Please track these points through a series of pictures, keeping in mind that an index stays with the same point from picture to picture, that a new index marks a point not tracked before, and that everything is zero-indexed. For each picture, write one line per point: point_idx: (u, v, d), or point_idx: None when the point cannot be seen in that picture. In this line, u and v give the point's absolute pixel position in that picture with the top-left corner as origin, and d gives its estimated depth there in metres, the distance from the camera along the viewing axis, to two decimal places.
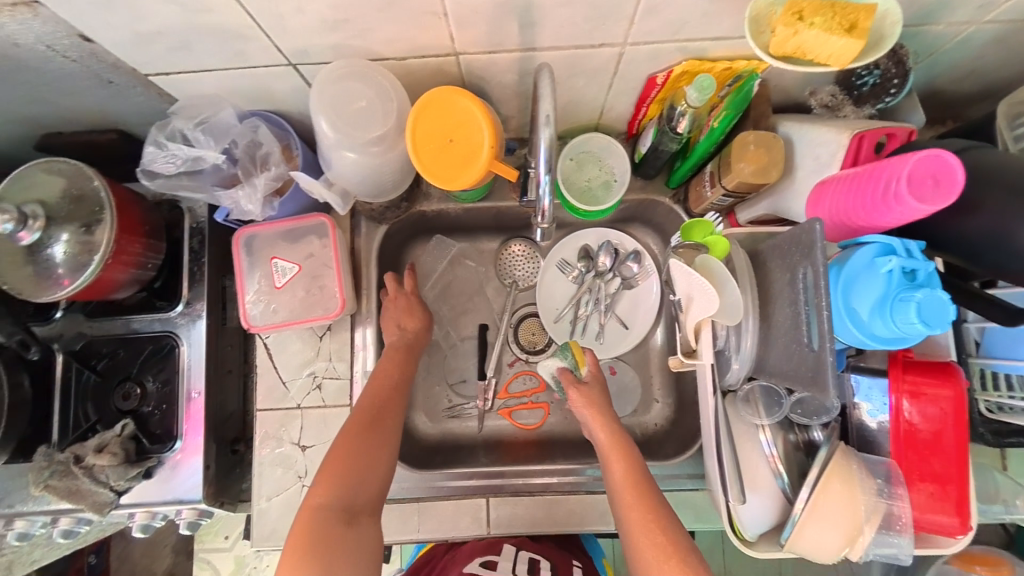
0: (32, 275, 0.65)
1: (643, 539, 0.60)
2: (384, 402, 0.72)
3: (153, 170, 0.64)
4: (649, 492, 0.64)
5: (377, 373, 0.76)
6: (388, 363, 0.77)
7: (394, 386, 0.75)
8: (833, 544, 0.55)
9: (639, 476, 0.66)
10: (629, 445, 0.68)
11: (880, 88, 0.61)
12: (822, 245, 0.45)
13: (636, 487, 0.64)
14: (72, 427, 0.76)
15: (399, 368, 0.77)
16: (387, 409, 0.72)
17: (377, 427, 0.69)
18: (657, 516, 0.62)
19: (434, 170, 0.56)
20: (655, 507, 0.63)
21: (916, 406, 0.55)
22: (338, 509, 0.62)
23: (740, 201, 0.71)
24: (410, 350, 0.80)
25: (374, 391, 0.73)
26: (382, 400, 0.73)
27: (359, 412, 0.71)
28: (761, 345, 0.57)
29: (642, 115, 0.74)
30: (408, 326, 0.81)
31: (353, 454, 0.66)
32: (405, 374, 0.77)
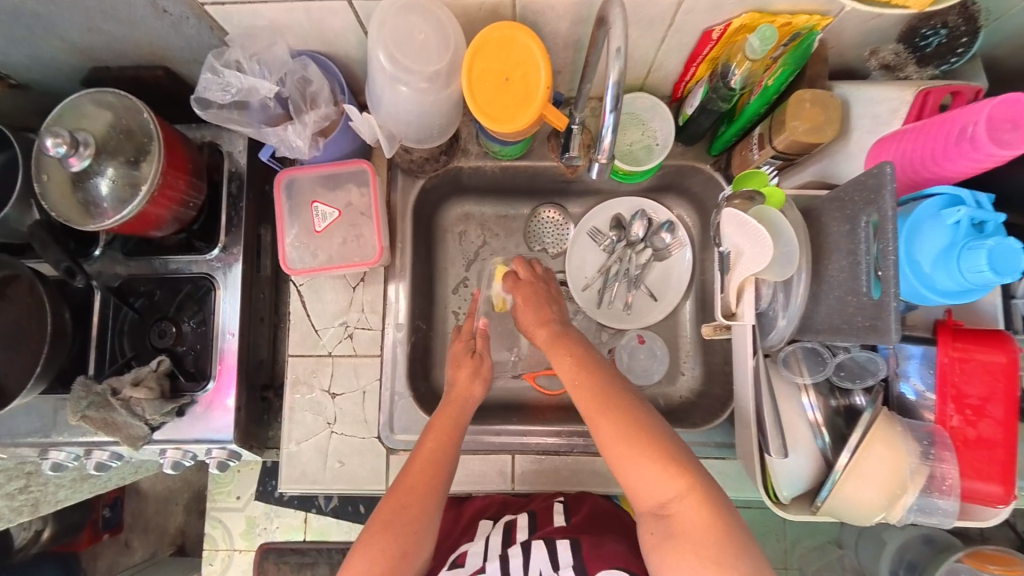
0: (81, 202, 0.66)
1: (604, 430, 0.58)
2: (426, 490, 0.61)
3: (204, 99, 0.63)
4: (605, 388, 0.60)
5: (421, 450, 0.64)
6: (436, 440, 0.65)
7: (439, 473, 0.62)
8: (872, 503, 0.55)
9: (597, 376, 0.62)
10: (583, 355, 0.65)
11: (946, 48, 0.60)
12: (891, 188, 0.45)
13: (596, 393, 0.60)
14: (110, 360, 0.78)
15: (448, 449, 0.64)
16: (427, 502, 0.61)
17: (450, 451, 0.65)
18: (615, 404, 0.58)
19: (487, 109, 0.58)
20: (610, 398, 0.59)
21: (967, 374, 0.54)
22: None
23: (786, 166, 0.68)
24: (462, 424, 0.67)
25: (416, 475, 0.62)
26: (424, 491, 0.61)
27: (397, 504, 0.60)
28: (810, 304, 0.56)
29: (690, 76, 0.73)
30: (466, 395, 0.69)
31: (383, 558, 0.57)
32: (454, 451, 0.65)
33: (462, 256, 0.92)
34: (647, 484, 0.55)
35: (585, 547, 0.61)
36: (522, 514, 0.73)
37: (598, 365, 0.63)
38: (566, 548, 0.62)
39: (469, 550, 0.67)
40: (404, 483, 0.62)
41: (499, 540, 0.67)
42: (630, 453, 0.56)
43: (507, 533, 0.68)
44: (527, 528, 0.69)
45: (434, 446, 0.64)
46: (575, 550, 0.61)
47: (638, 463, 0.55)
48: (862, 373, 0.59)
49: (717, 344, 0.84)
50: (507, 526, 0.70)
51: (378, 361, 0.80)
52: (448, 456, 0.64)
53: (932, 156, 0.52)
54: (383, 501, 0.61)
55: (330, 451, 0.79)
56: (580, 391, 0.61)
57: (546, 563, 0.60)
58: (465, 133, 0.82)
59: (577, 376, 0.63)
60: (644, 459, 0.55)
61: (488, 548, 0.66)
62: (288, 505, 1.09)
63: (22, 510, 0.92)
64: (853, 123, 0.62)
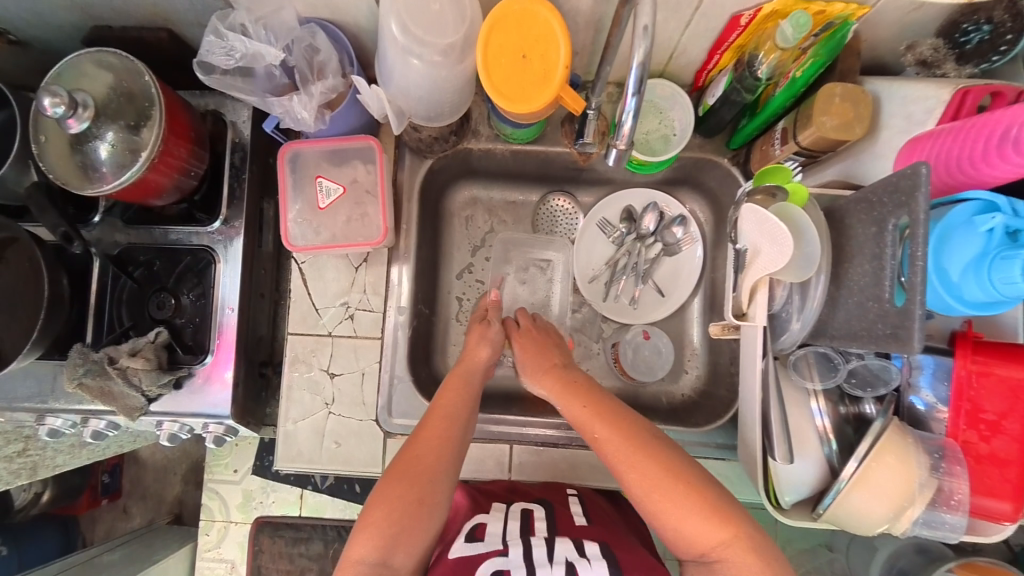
0: (78, 165, 0.64)
1: (637, 473, 0.56)
2: (443, 442, 0.62)
3: (207, 64, 0.60)
4: (630, 426, 0.59)
5: (438, 404, 0.66)
6: (451, 395, 0.67)
7: (456, 426, 0.64)
8: (878, 514, 0.54)
9: (615, 415, 0.61)
10: (587, 387, 0.66)
11: (988, 45, 0.57)
12: (926, 190, 0.42)
13: (593, 410, 0.62)
14: (107, 330, 0.76)
15: (464, 405, 0.66)
16: (444, 453, 0.62)
17: (468, 396, 0.68)
18: (642, 443, 0.58)
19: (502, 86, 0.55)
20: (605, 412, 0.62)
21: (984, 388, 0.52)
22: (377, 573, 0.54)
23: (811, 162, 0.65)
24: (475, 385, 0.69)
25: (434, 427, 0.63)
26: (439, 442, 0.62)
27: (415, 451, 0.61)
28: (827, 308, 0.54)
29: (713, 64, 0.69)
30: (478, 360, 0.72)
31: (401, 502, 0.57)
32: (470, 407, 0.67)
33: (468, 242, 0.90)
34: (690, 531, 0.53)
35: (620, 552, 0.59)
36: (539, 504, 0.69)
37: (601, 394, 0.65)
38: (595, 547, 0.59)
39: (488, 525, 0.63)
40: (422, 434, 0.63)
41: (519, 526, 0.63)
42: (663, 496, 0.54)
43: (526, 521, 0.64)
44: (546, 518, 0.65)
45: (452, 394, 0.67)
46: (605, 551, 0.59)
47: (679, 509, 0.53)
48: (874, 381, 0.58)
49: (724, 343, 0.82)
50: (523, 512, 0.66)
51: (378, 344, 0.79)
52: (464, 413, 0.66)
53: (969, 159, 0.49)
54: (400, 451, 0.62)
55: (327, 432, 0.78)
56: (596, 425, 0.61)
57: (574, 555, 0.57)
58: (476, 114, 0.80)
59: (593, 423, 0.61)
60: (682, 506, 0.53)
61: (507, 531, 0.62)
62: (284, 481, 1.09)
63: (20, 474, 0.92)
64: (884, 121, 0.59)
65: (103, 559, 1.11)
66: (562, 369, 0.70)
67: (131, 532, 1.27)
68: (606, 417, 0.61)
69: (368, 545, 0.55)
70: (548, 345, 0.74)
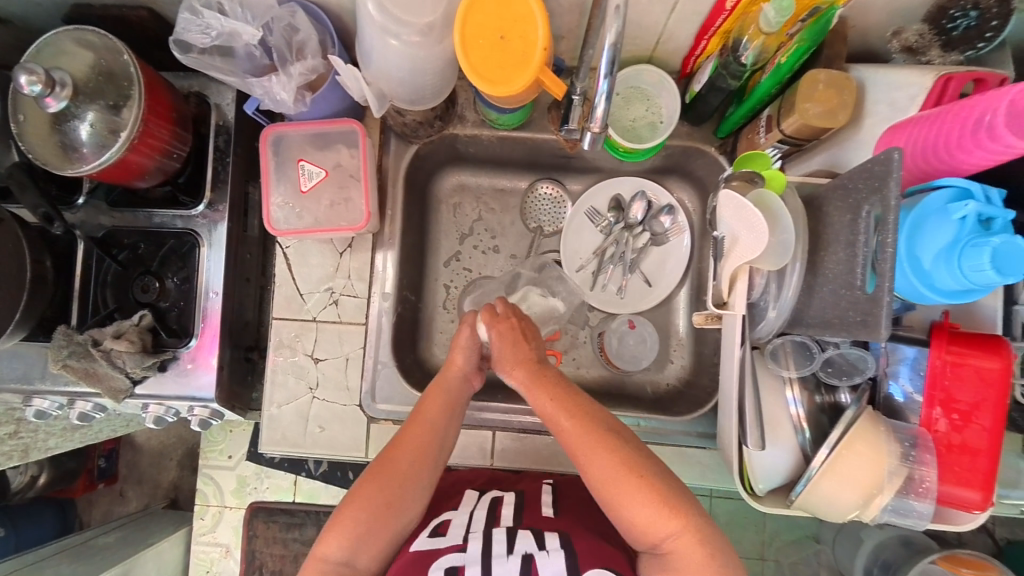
0: (59, 144, 0.64)
1: (597, 468, 0.56)
2: (419, 453, 0.62)
3: (184, 43, 0.60)
4: (595, 422, 0.59)
5: (417, 414, 0.65)
6: (432, 407, 0.65)
7: (432, 439, 0.63)
8: (847, 500, 0.55)
9: (580, 408, 0.60)
10: (548, 375, 0.64)
11: (975, 32, 0.56)
12: (898, 176, 0.42)
13: (555, 398, 0.61)
14: (92, 311, 0.77)
15: (443, 418, 0.65)
16: (417, 464, 0.62)
17: (453, 411, 0.67)
18: (606, 437, 0.57)
19: (481, 69, 0.54)
20: (572, 400, 0.61)
21: (958, 379, 0.52)
22: (340, 568, 0.56)
23: (796, 151, 0.65)
24: (458, 397, 0.68)
25: (410, 440, 0.63)
26: (416, 453, 0.62)
27: (389, 460, 0.61)
28: (803, 296, 0.54)
29: (700, 50, 0.68)
30: (461, 371, 0.69)
31: (369, 507, 0.58)
32: (449, 419, 0.66)
33: (455, 229, 0.89)
34: (643, 523, 0.54)
35: (577, 542, 0.59)
36: (509, 492, 0.70)
37: (562, 381, 0.64)
38: (555, 538, 0.59)
39: (453, 520, 0.64)
40: (396, 444, 0.62)
41: (484, 515, 0.64)
42: (621, 491, 0.55)
43: (493, 510, 0.65)
44: (513, 505, 0.67)
45: (440, 407, 0.65)
46: (564, 541, 0.59)
47: (633, 502, 0.54)
48: (850, 370, 0.58)
49: (709, 333, 0.82)
50: (491, 501, 0.67)
51: (363, 330, 0.79)
52: (441, 425, 0.65)
53: (946, 146, 0.49)
54: (376, 458, 0.62)
55: (311, 416, 0.78)
56: (565, 420, 0.60)
57: (532, 546, 0.57)
58: (463, 99, 0.79)
59: (559, 420, 0.60)
60: (636, 499, 0.54)
61: (471, 522, 0.63)
62: (277, 467, 1.10)
63: (14, 454, 0.92)
64: (868, 109, 0.59)
65: (97, 542, 1.13)
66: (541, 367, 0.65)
67: (127, 515, 1.29)
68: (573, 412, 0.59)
69: (336, 544, 0.56)
70: (525, 337, 0.69)
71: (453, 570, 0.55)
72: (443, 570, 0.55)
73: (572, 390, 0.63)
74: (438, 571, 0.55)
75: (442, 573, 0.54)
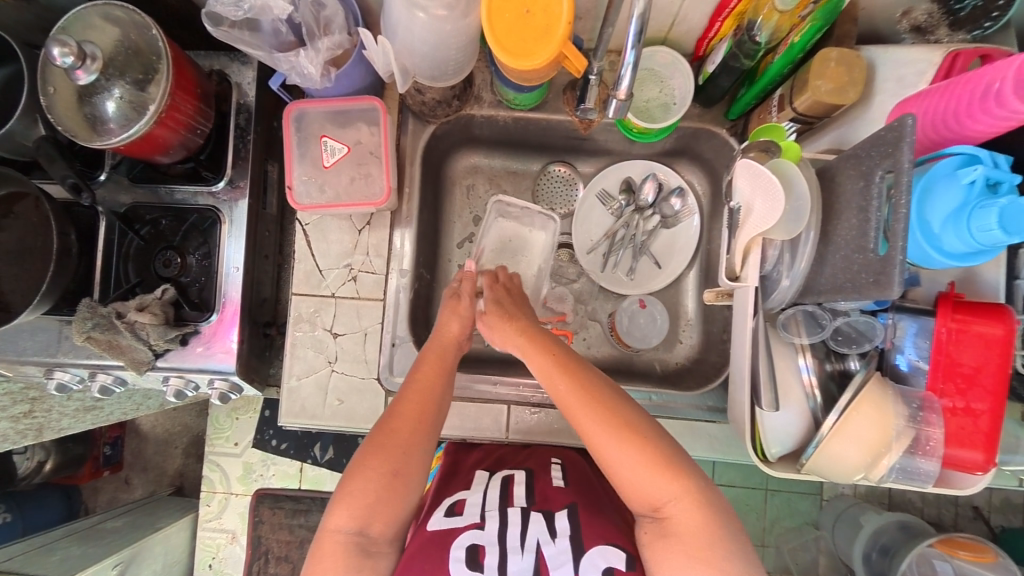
0: (86, 117, 0.65)
1: (595, 430, 0.58)
2: (418, 416, 0.63)
3: (215, 15, 0.61)
4: (597, 390, 0.60)
5: (412, 382, 0.66)
6: (429, 369, 0.67)
7: (430, 403, 0.64)
8: (854, 458, 0.57)
9: (578, 376, 0.62)
10: (547, 339, 0.68)
11: (981, 12, 0.58)
12: (911, 140, 0.44)
13: (554, 364, 0.64)
14: (115, 284, 0.78)
15: (437, 384, 0.66)
16: (416, 429, 0.62)
17: (444, 371, 0.68)
18: (604, 400, 0.59)
19: (505, 42, 0.57)
20: (568, 365, 0.63)
21: (960, 344, 0.54)
22: (355, 540, 0.57)
23: (807, 129, 0.67)
24: (449, 362, 0.70)
25: (407, 405, 0.64)
26: (415, 415, 0.63)
27: (389, 429, 0.62)
28: (815, 266, 0.56)
29: (714, 32, 0.70)
30: (454, 340, 0.72)
31: (378, 476, 0.58)
32: (445, 386, 0.67)
33: (469, 211, 0.91)
34: (639, 483, 0.55)
35: (583, 520, 0.60)
36: (519, 471, 0.71)
37: (559, 349, 0.67)
38: (565, 518, 0.60)
39: (467, 500, 0.65)
40: (394, 410, 0.63)
41: (497, 494, 0.65)
42: (624, 452, 0.56)
43: (506, 488, 0.66)
44: (524, 484, 0.67)
45: (429, 367, 0.68)
46: (573, 521, 0.60)
47: (630, 461, 0.56)
48: (859, 339, 0.60)
49: (717, 311, 0.84)
50: (503, 479, 0.68)
51: (381, 305, 0.81)
52: (437, 389, 0.66)
53: (955, 114, 0.51)
54: (375, 427, 0.63)
55: (330, 389, 0.80)
56: (556, 384, 0.62)
57: (543, 533, 0.58)
58: (479, 80, 0.81)
59: (554, 379, 0.63)
60: (637, 458, 0.56)
61: (486, 501, 0.64)
62: (283, 454, 1.12)
63: (27, 433, 0.93)
64: (877, 87, 0.61)
65: (106, 526, 1.14)
66: (528, 328, 0.70)
67: (133, 502, 1.30)
68: (570, 378, 0.62)
69: (348, 516, 0.57)
70: (519, 305, 0.75)
71: (474, 549, 0.56)
72: (464, 549, 0.56)
73: (566, 357, 0.65)
74: (458, 550, 0.56)
75: (463, 552, 0.56)
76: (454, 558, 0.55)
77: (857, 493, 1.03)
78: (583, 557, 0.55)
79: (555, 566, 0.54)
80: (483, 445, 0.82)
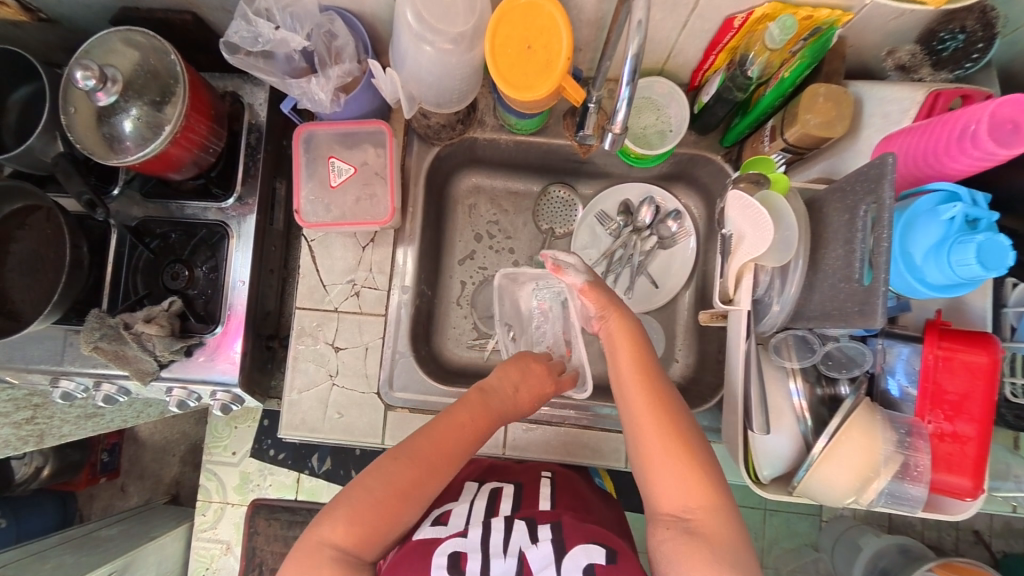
0: (104, 136, 0.68)
1: (648, 424, 0.58)
2: (450, 457, 0.63)
3: (232, 44, 0.65)
4: (669, 402, 0.60)
5: (455, 421, 0.66)
6: (473, 417, 0.66)
7: (464, 448, 0.65)
8: (845, 482, 0.58)
9: (648, 372, 0.62)
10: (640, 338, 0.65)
11: (962, 53, 0.62)
12: (891, 178, 0.46)
13: (635, 359, 0.63)
14: (123, 297, 0.79)
15: (479, 432, 0.66)
16: (444, 471, 0.63)
17: (488, 425, 0.68)
18: (658, 398, 0.60)
19: (508, 75, 0.60)
20: (647, 365, 0.63)
21: (948, 372, 0.56)
22: (343, 557, 0.56)
23: (797, 159, 0.69)
24: (496, 414, 0.69)
25: (441, 443, 0.63)
26: (446, 458, 0.63)
27: (412, 461, 0.61)
28: (804, 293, 0.58)
29: (709, 64, 0.73)
30: (510, 392, 0.70)
31: (384, 507, 0.58)
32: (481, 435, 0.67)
33: (471, 229, 0.93)
34: (680, 488, 0.56)
35: (568, 525, 0.61)
36: (508, 484, 0.72)
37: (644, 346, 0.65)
38: (547, 529, 0.60)
39: (454, 509, 0.66)
40: (433, 446, 0.63)
41: (484, 505, 0.66)
42: (667, 461, 0.56)
43: (493, 500, 0.67)
44: (512, 497, 0.68)
45: (476, 414, 0.67)
46: (556, 527, 0.61)
47: (675, 467, 0.56)
48: (849, 364, 0.62)
49: (713, 332, 0.86)
50: (492, 492, 0.69)
51: (381, 320, 0.83)
52: (475, 437, 0.66)
53: (935, 153, 0.54)
54: (396, 450, 0.62)
55: (330, 402, 0.81)
56: (636, 391, 0.61)
57: (525, 540, 0.59)
58: (483, 105, 0.84)
59: (629, 372, 0.62)
60: (683, 466, 0.56)
61: (472, 511, 0.65)
62: (281, 464, 1.12)
63: (28, 440, 0.94)
64: (864, 121, 0.63)
65: (102, 534, 1.14)
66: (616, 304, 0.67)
67: (129, 510, 1.30)
68: (653, 388, 0.60)
69: (344, 534, 0.56)
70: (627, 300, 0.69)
71: (456, 556, 0.57)
72: (447, 555, 0.57)
73: (653, 367, 0.63)
74: (440, 557, 0.56)
75: (446, 559, 0.56)
76: (435, 565, 0.56)
77: (856, 515, 1.03)
78: (566, 559, 0.56)
79: (539, 567, 0.55)
80: (476, 455, 0.82)
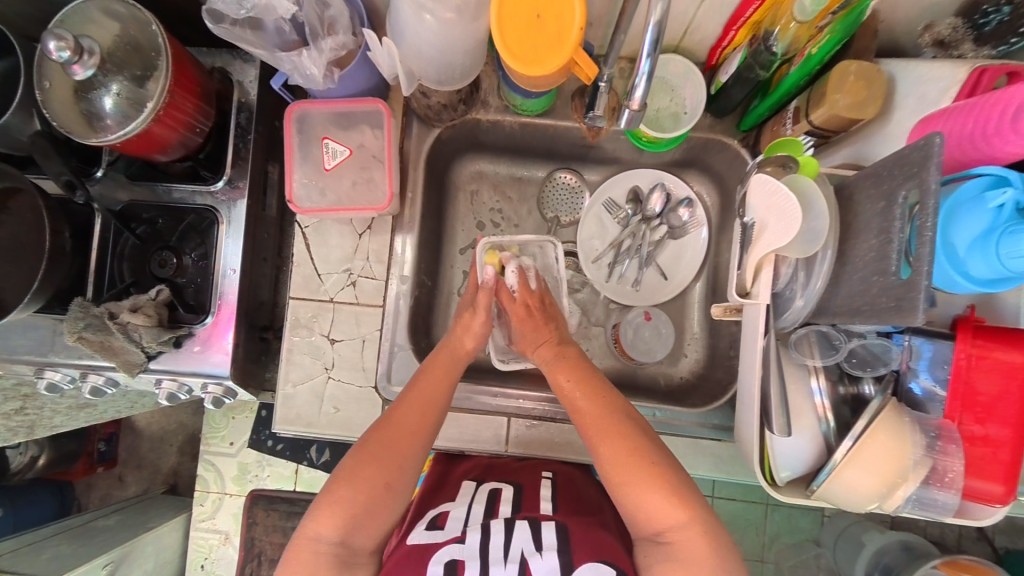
0: (83, 113, 0.64)
1: (603, 443, 0.59)
2: (415, 428, 0.62)
3: (217, 13, 0.60)
4: (614, 415, 0.61)
5: (414, 388, 0.65)
6: (434, 376, 0.67)
7: (429, 410, 0.64)
8: (868, 487, 0.55)
9: (596, 391, 0.63)
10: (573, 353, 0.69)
11: (1005, 28, 0.57)
12: (937, 161, 0.42)
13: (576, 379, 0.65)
14: (109, 285, 0.76)
15: (441, 392, 0.66)
16: (413, 440, 0.62)
17: (448, 378, 0.67)
18: (602, 410, 0.61)
19: (515, 49, 0.55)
20: (588, 379, 0.65)
21: (980, 372, 0.52)
22: (335, 551, 0.55)
23: (824, 143, 0.66)
24: (455, 373, 0.69)
25: (410, 408, 0.63)
26: (414, 424, 0.62)
27: (388, 435, 0.61)
28: (830, 286, 0.55)
29: (728, 41, 0.68)
30: (463, 350, 0.71)
31: (367, 484, 0.58)
32: (446, 396, 0.66)
33: (472, 216, 0.89)
34: (644, 509, 0.56)
35: (572, 533, 0.58)
36: (507, 485, 0.69)
37: (585, 366, 0.67)
38: (552, 531, 0.58)
39: (450, 513, 0.63)
40: (394, 419, 0.62)
41: (481, 509, 0.63)
42: (626, 478, 0.57)
43: (491, 503, 0.64)
44: (510, 502, 0.65)
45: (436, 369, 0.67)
46: (561, 534, 0.58)
47: (632, 485, 0.56)
48: (874, 361, 0.58)
49: (725, 326, 0.82)
50: (490, 493, 0.67)
51: (380, 312, 0.79)
52: (439, 397, 0.66)
53: (982, 135, 0.50)
54: (371, 429, 0.62)
55: (326, 397, 0.78)
56: (580, 407, 0.63)
57: (528, 546, 0.56)
58: (486, 84, 0.79)
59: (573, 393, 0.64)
60: (647, 488, 0.56)
61: (469, 516, 0.62)
62: (279, 455, 1.09)
63: (18, 431, 0.91)
64: (896, 103, 0.60)
65: (97, 524, 1.12)
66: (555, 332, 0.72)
67: (126, 500, 1.28)
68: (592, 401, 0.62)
69: (329, 524, 0.55)
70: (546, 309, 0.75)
71: (452, 565, 0.54)
72: (443, 564, 0.54)
73: (594, 382, 0.65)
74: (435, 566, 0.54)
75: (441, 568, 0.54)
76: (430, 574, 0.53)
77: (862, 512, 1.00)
78: None
79: None
80: (474, 453, 0.79)
